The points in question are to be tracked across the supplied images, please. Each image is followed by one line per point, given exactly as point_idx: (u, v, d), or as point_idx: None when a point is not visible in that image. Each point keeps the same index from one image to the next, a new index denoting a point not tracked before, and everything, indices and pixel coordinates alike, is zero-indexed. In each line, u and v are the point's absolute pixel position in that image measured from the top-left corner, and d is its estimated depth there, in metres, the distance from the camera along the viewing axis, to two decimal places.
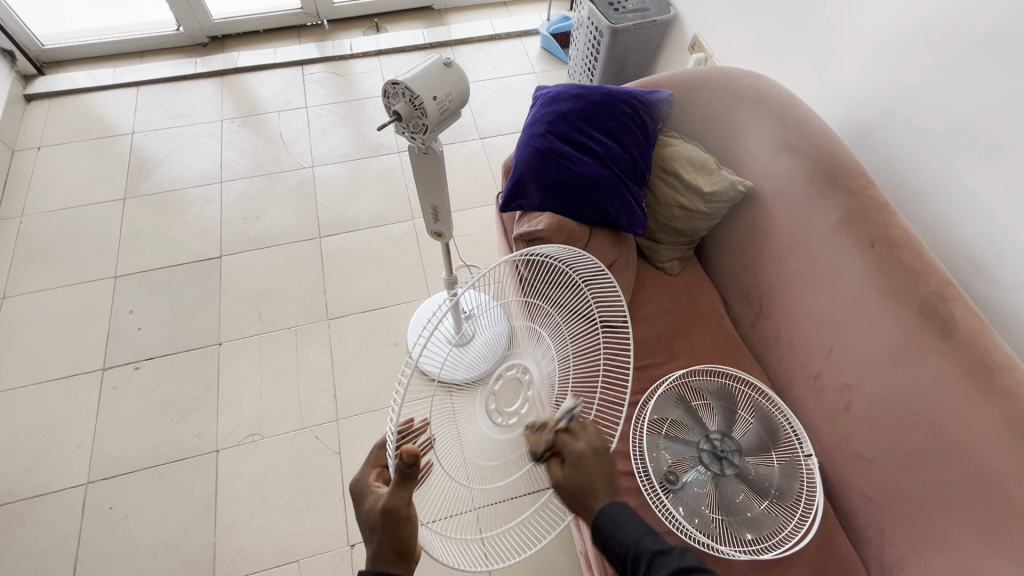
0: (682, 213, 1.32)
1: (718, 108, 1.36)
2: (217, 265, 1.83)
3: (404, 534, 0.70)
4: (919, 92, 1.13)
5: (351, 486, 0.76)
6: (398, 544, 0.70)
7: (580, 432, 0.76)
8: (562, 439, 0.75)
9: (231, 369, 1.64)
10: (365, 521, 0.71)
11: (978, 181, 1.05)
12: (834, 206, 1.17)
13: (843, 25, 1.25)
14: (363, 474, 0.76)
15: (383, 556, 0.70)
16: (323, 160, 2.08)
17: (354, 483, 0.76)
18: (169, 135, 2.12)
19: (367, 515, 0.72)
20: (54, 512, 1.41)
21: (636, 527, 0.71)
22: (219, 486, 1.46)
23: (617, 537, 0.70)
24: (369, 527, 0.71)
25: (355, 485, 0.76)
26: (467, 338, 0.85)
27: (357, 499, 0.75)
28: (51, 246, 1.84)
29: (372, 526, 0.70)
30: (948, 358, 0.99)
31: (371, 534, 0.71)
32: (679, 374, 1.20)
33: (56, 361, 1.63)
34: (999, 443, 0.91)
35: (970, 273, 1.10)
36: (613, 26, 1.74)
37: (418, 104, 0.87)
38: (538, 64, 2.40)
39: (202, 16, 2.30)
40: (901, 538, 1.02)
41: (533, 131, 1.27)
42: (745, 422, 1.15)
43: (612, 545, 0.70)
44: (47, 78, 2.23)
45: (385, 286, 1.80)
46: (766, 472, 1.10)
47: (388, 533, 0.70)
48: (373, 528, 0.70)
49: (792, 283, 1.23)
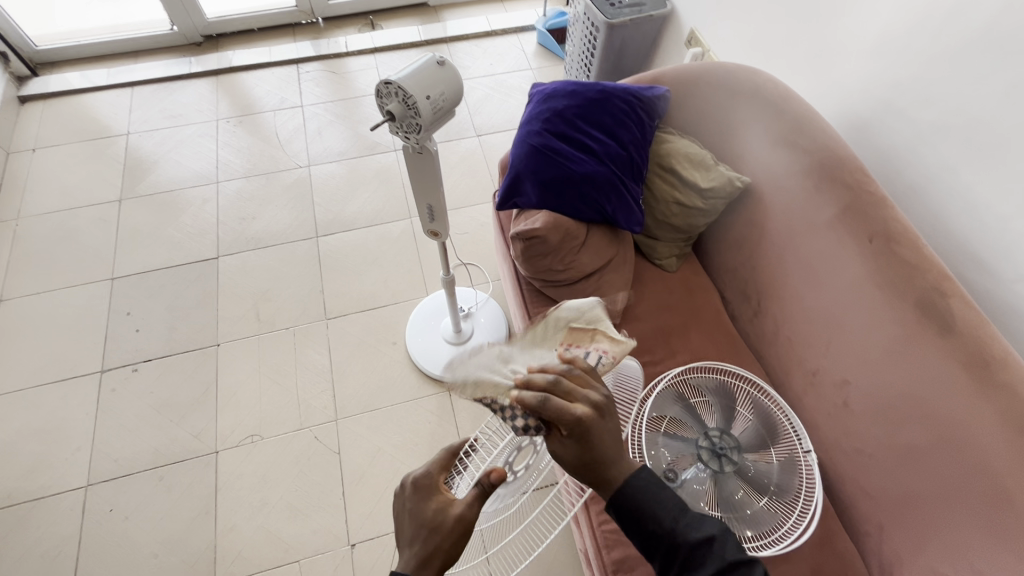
0: (680, 210, 1.31)
1: (714, 102, 1.35)
2: (215, 266, 1.82)
3: (461, 544, 0.68)
4: (916, 85, 1.12)
5: (416, 479, 0.73)
6: (448, 553, 0.67)
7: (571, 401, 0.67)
8: (560, 408, 0.65)
9: (228, 371, 1.63)
10: (424, 519, 0.68)
11: (974, 175, 1.04)
12: (830, 201, 1.16)
13: (839, 18, 1.25)
14: (431, 469, 0.74)
15: (434, 559, 0.66)
16: (319, 160, 2.07)
17: (423, 477, 0.73)
18: (165, 135, 2.11)
19: (430, 515, 0.68)
20: (54, 515, 1.41)
21: (669, 512, 0.71)
22: (218, 487, 1.46)
23: (653, 527, 0.70)
24: (428, 529, 0.67)
25: (421, 478, 0.73)
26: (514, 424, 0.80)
27: (416, 493, 0.71)
28: (46, 248, 1.84)
29: (435, 527, 0.67)
30: (946, 352, 0.99)
31: (428, 535, 0.67)
32: (678, 369, 1.18)
33: (52, 365, 1.63)
34: (996, 438, 0.91)
35: (968, 267, 1.10)
36: (609, 21, 1.73)
37: (411, 104, 0.86)
38: (534, 60, 2.39)
39: (197, 15, 2.29)
40: (900, 535, 1.02)
41: (529, 129, 1.26)
42: (744, 418, 1.12)
43: (646, 528, 0.71)
44: (40, 79, 2.22)
45: (383, 286, 1.80)
46: (766, 468, 1.08)
47: (451, 540, 0.67)
48: (438, 530, 0.67)
49: (791, 279, 1.22)
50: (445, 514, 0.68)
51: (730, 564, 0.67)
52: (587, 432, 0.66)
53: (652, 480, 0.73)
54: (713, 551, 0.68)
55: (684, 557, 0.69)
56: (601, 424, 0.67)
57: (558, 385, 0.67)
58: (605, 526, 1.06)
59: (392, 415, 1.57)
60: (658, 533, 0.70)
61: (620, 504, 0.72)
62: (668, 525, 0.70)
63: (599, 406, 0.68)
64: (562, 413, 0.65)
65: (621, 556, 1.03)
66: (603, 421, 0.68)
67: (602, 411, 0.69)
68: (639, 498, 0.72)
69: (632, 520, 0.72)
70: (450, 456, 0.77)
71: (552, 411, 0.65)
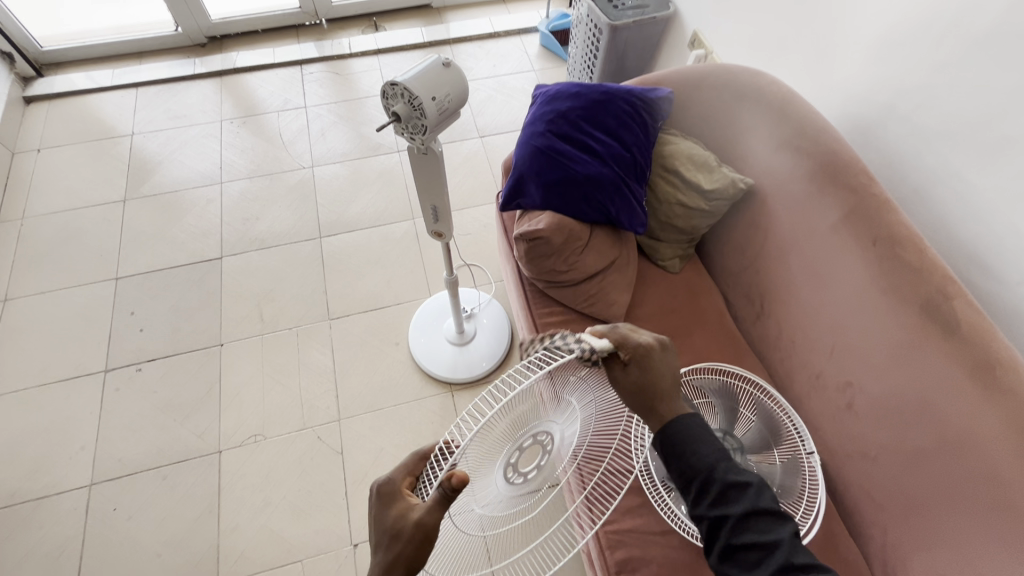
0: (683, 211, 1.32)
1: (719, 105, 1.35)
2: (218, 266, 1.83)
3: (423, 553, 0.66)
4: (919, 88, 1.13)
5: (381, 485, 0.72)
6: (413, 559, 0.66)
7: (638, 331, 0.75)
8: (624, 335, 0.73)
9: (231, 370, 1.64)
10: (385, 527, 0.68)
11: (978, 178, 1.05)
12: (833, 203, 1.17)
13: (843, 21, 1.25)
14: (395, 475, 0.73)
15: (396, 567, 0.66)
16: (323, 160, 2.07)
17: (386, 483, 0.72)
18: (169, 136, 2.12)
19: (393, 522, 0.68)
20: (57, 514, 1.42)
21: (713, 451, 0.70)
22: (221, 487, 1.46)
23: (692, 461, 0.70)
24: (390, 536, 0.66)
25: (385, 484, 0.72)
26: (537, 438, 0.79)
27: (379, 500, 0.71)
28: (50, 248, 1.84)
29: (396, 534, 0.66)
30: (949, 355, 0.99)
31: (392, 542, 0.66)
32: (681, 371, 1.17)
33: (56, 365, 1.63)
34: (1000, 441, 0.91)
35: (972, 270, 1.10)
36: (613, 23, 1.73)
37: (417, 105, 0.86)
38: (537, 62, 2.39)
39: (201, 17, 2.30)
40: (903, 537, 1.02)
41: (533, 130, 1.27)
42: (746, 420, 1.14)
43: (683, 460, 0.70)
44: (46, 80, 2.23)
45: (386, 286, 1.80)
46: (768, 469, 1.09)
47: (412, 548, 0.66)
48: (399, 538, 0.66)
49: (795, 281, 1.22)
50: (406, 520, 0.67)
51: (762, 511, 0.67)
52: (646, 356, 0.71)
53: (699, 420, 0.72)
54: (748, 496, 0.68)
55: (717, 494, 0.68)
56: (660, 355, 0.73)
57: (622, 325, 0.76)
58: (607, 527, 1.06)
59: (395, 416, 1.57)
60: (695, 467, 0.69)
61: (666, 433, 0.71)
62: (710, 462, 0.69)
63: (659, 341, 0.74)
64: (625, 338, 0.72)
65: (624, 557, 1.03)
66: (663, 354, 0.73)
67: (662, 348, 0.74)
68: (681, 432, 0.71)
69: (669, 450, 0.71)
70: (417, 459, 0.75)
71: (616, 336, 0.72)
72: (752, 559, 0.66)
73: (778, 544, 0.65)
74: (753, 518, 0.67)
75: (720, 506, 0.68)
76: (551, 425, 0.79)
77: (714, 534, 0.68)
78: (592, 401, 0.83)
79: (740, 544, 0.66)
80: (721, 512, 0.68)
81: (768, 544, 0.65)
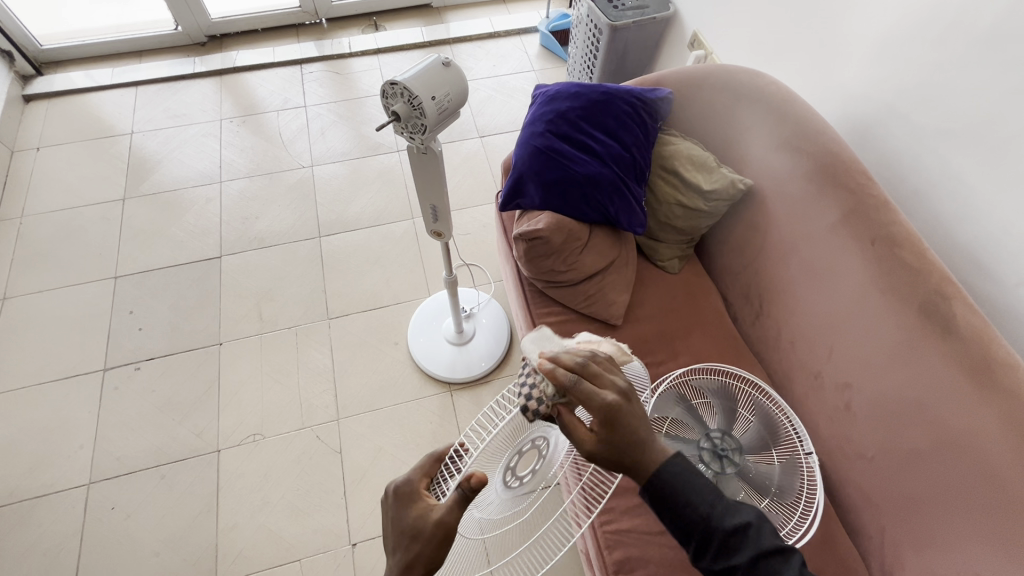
0: (683, 211, 1.32)
1: (718, 105, 1.35)
2: (217, 265, 1.83)
3: (444, 550, 0.67)
4: (918, 90, 1.13)
5: (398, 486, 0.71)
6: (432, 559, 0.67)
7: (602, 380, 0.70)
8: (588, 390, 0.69)
9: (230, 369, 1.64)
10: (404, 527, 0.68)
11: (976, 180, 1.05)
12: (832, 204, 1.17)
13: (843, 21, 1.25)
14: (412, 476, 0.72)
15: (416, 566, 0.67)
16: (323, 160, 2.07)
17: (403, 484, 0.71)
18: (169, 134, 2.12)
19: (411, 523, 0.68)
20: (56, 513, 1.41)
21: (705, 498, 0.70)
22: (220, 486, 1.46)
23: (689, 513, 0.69)
24: (409, 536, 0.67)
25: (402, 486, 0.71)
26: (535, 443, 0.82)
27: (397, 501, 0.70)
28: (49, 246, 1.84)
29: (416, 535, 0.66)
30: (947, 355, 0.99)
31: (410, 543, 0.67)
32: (679, 371, 1.19)
33: (55, 363, 1.63)
34: (998, 443, 0.91)
35: (970, 273, 1.10)
36: (612, 23, 1.73)
37: (416, 105, 0.87)
38: (537, 62, 2.39)
39: (201, 15, 2.30)
40: (901, 538, 1.02)
41: (533, 130, 1.27)
42: (745, 420, 1.13)
43: (679, 514, 0.70)
44: (45, 78, 2.23)
45: (385, 286, 1.80)
46: (767, 469, 1.07)
47: (432, 546, 0.66)
48: (419, 539, 0.66)
49: (794, 283, 1.23)
50: (425, 520, 0.67)
51: (766, 552, 0.68)
52: (616, 414, 0.68)
53: (686, 467, 0.72)
54: (751, 539, 0.68)
55: (720, 542, 0.69)
56: (629, 408, 0.69)
57: (585, 369, 0.71)
58: (605, 527, 1.06)
59: (394, 415, 1.57)
60: (693, 520, 0.69)
61: (659, 486, 0.70)
62: (706, 511, 0.69)
63: (625, 392, 0.70)
64: (590, 396, 0.68)
65: (622, 557, 1.03)
66: (631, 406, 0.70)
67: (628, 396, 0.70)
68: (673, 484, 0.70)
69: (663, 504, 0.71)
70: (433, 461, 0.73)
71: (578, 395, 0.69)
72: None
73: None
74: (759, 562, 0.67)
75: (725, 556, 0.69)
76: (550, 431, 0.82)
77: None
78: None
79: None
80: (728, 563, 0.68)
81: None
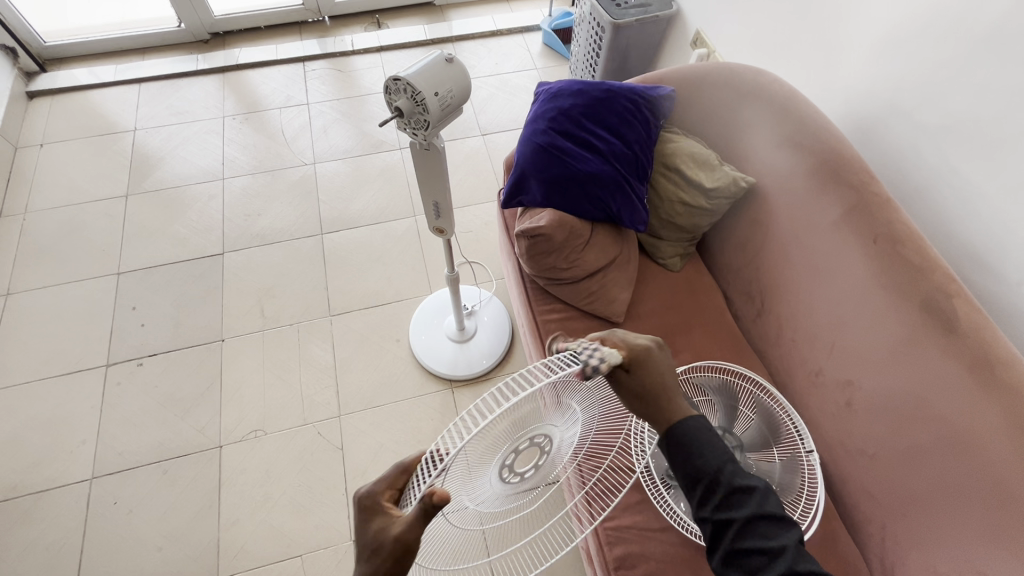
0: (684, 209, 1.32)
1: (720, 102, 1.35)
2: (219, 262, 1.83)
3: (407, 563, 0.64)
4: (921, 86, 1.13)
5: (359, 498, 0.68)
6: (393, 571, 0.64)
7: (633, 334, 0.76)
8: (623, 336, 0.73)
9: (232, 365, 1.64)
10: (367, 540, 0.65)
11: (979, 176, 1.05)
12: (834, 202, 1.17)
13: (845, 20, 1.25)
14: (375, 487, 0.68)
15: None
16: (325, 157, 2.08)
17: (363, 496, 0.68)
18: (171, 132, 2.12)
19: (372, 538, 0.65)
20: (60, 507, 1.42)
21: (720, 454, 0.70)
22: (222, 482, 1.46)
23: (701, 462, 0.69)
24: (371, 549, 0.64)
25: (365, 498, 0.67)
26: (535, 441, 0.79)
27: (360, 512, 0.67)
28: (52, 243, 1.85)
29: (376, 549, 0.63)
30: (948, 352, 0.99)
31: (371, 556, 0.64)
32: (682, 369, 1.16)
33: (58, 359, 1.64)
34: (999, 440, 0.91)
35: (972, 268, 1.10)
36: (615, 21, 1.73)
37: (419, 100, 0.87)
38: (540, 61, 2.40)
39: (204, 12, 2.30)
40: (902, 535, 1.02)
41: (535, 127, 1.27)
42: (746, 418, 1.13)
43: (690, 462, 0.69)
44: (48, 75, 2.23)
45: (387, 283, 1.80)
46: (766, 468, 1.09)
47: (393, 561, 0.63)
48: (379, 551, 0.63)
49: (795, 279, 1.23)
50: (385, 535, 0.64)
51: (767, 515, 0.67)
52: (646, 358, 0.71)
53: (703, 422, 0.71)
54: (754, 501, 0.67)
55: (723, 496, 0.68)
56: (659, 356, 0.72)
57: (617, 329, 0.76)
58: (606, 523, 1.06)
59: (395, 412, 1.57)
60: (701, 471, 0.69)
61: (676, 432, 0.70)
62: (717, 465, 0.69)
63: (655, 342, 0.74)
64: (623, 342, 0.72)
65: (623, 553, 1.04)
66: (661, 353, 0.73)
67: (659, 346, 0.74)
68: (688, 433, 0.70)
69: (677, 451, 0.70)
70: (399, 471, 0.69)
71: (615, 340, 0.73)
72: (755, 565, 0.65)
73: (784, 550, 0.65)
74: (757, 522, 0.66)
75: (726, 510, 0.68)
76: (551, 427, 0.79)
77: (717, 537, 0.68)
78: (592, 404, 0.83)
79: (745, 546, 0.66)
80: (727, 516, 0.67)
81: (774, 550, 0.65)
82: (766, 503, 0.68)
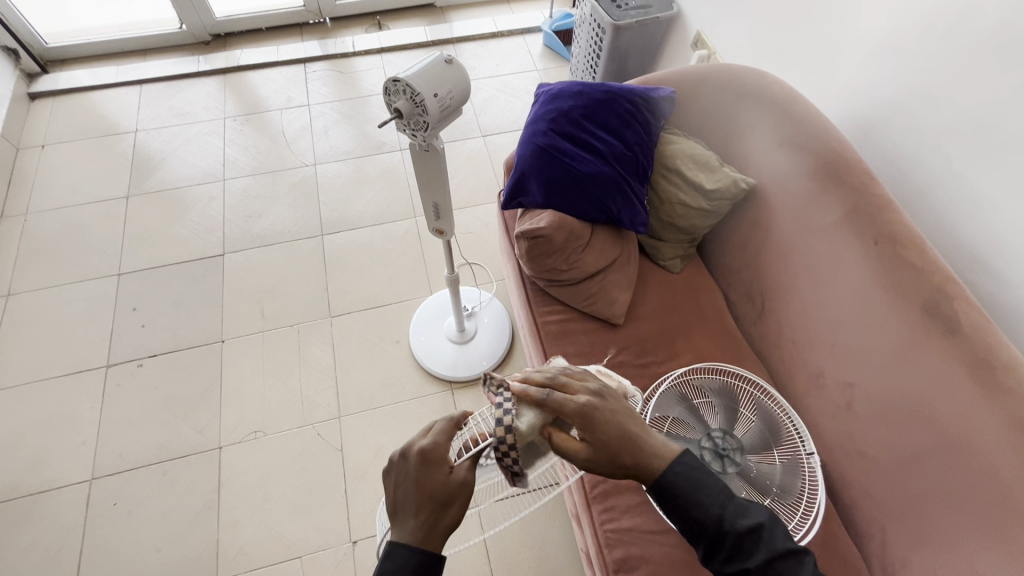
0: (683, 210, 1.32)
1: (720, 103, 1.35)
2: (220, 263, 1.83)
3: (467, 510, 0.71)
4: (922, 88, 1.12)
5: (422, 451, 0.72)
6: (451, 521, 0.70)
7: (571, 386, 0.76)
8: (563, 398, 0.73)
9: (232, 366, 1.64)
10: (434, 491, 0.70)
11: (980, 177, 1.04)
12: (835, 203, 1.16)
13: (846, 20, 1.25)
14: (438, 441, 0.74)
15: (435, 532, 0.69)
16: (326, 158, 2.08)
17: (428, 449, 0.72)
18: (172, 133, 2.13)
19: (439, 486, 0.70)
20: (59, 508, 1.42)
21: (716, 501, 0.74)
22: (221, 483, 1.46)
23: (699, 514, 0.74)
24: (437, 499, 0.70)
25: (431, 450, 0.72)
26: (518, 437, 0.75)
27: (422, 465, 0.72)
28: (53, 244, 1.85)
29: (448, 495, 0.70)
30: (948, 353, 0.98)
31: (441, 505, 0.69)
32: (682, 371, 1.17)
33: (58, 360, 1.64)
34: (998, 442, 0.90)
35: (973, 271, 1.10)
36: (615, 23, 1.73)
37: (418, 101, 0.87)
38: (541, 62, 2.40)
39: (205, 14, 2.31)
40: (902, 537, 1.02)
41: (535, 129, 1.27)
42: (746, 421, 1.12)
43: (691, 517, 0.74)
44: (50, 76, 2.24)
45: (386, 285, 1.80)
46: (768, 470, 1.07)
47: (462, 504, 0.71)
48: (452, 498, 0.70)
49: (796, 282, 1.22)
50: (454, 483, 0.71)
51: (778, 554, 0.71)
52: (592, 414, 0.73)
53: (692, 470, 0.76)
54: (762, 542, 0.72)
55: (731, 545, 0.72)
56: (604, 407, 0.75)
57: (555, 380, 0.76)
58: (606, 525, 1.06)
59: (395, 413, 1.57)
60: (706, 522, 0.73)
61: (667, 490, 0.75)
62: (717, 514, 0.73)
63: (599, 392, 0.76)
64: (565, 406, 0.73)
65: (622, 556, 1.03)
66: (605, 403, 0.75)
67: (602, 396, 0.76)
68: (681, 489, 0.74)
69: (676, 510, 0.75)
70: (453, 427, 0.77)
71: (556, 405, 0.73)
72: None
73: None
74: (771, 563, 0.70)
75: (738, 559, 0.72)
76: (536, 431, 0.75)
77: None
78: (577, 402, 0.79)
79: None
80: (741, 565, 0.71)
81: None
82: (773, 539, 0.73)
